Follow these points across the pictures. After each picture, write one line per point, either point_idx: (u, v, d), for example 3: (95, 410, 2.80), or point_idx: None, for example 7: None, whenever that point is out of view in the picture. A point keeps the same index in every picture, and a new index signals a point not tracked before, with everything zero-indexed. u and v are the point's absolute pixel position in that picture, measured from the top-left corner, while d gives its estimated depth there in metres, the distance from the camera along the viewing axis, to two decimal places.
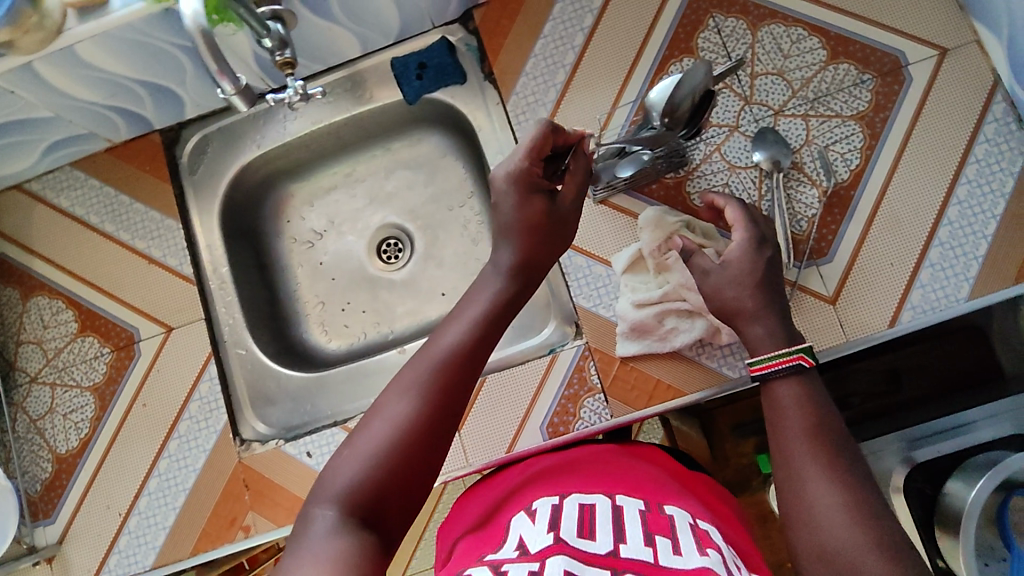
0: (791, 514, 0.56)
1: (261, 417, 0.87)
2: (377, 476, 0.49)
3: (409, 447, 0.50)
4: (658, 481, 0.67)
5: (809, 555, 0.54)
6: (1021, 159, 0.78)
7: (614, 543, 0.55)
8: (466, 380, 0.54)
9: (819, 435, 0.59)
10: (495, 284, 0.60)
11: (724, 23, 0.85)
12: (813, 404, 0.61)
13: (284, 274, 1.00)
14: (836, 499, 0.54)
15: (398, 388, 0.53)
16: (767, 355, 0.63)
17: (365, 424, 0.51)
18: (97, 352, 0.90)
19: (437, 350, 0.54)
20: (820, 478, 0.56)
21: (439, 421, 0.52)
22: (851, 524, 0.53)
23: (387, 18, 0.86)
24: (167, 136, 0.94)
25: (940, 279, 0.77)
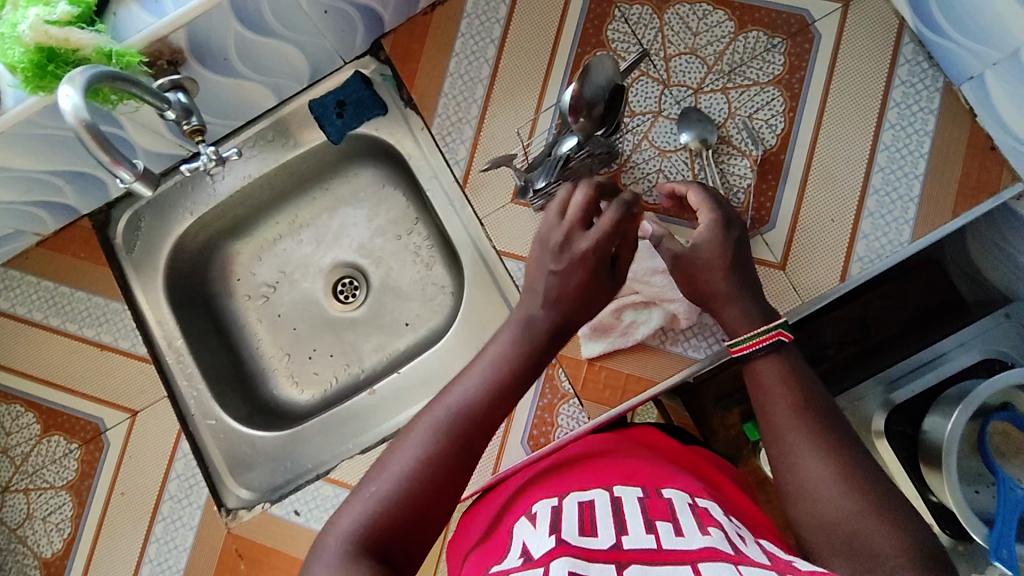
0: (788, 489, 0.58)
1: (243, 483, 0.86)
2: (390, 517, 0.51)
3: (421, 493, 0.52)
4: (658, 469, 0.66)
5: (809, 525, 0.55)
6: (938, 95, 0.80)
7: (616, 535, 0.53)
8: (484, 433, 0.56)
9: (803, 407, 0.60)
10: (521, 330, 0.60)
11: (630, 11, 0.85)
12: (793, 378, 0.62)
13: (242, 334, 0.98)
14: (828, 470, 0.56)
15: (420, 430, 0.55)
16: (747, 335, 0.64)
17: (384, 461, 0.55)
18: (66, 450, 0.88)
19: (459, 398, 0.57)
20: (810, 450, 0.58)
21: (456, 469, 0.54)
22: (846, 491, 0.55)
23: (294, 62, 0.84)
24: (97, 219, 0.92)
25: (881, 226, 0.79)
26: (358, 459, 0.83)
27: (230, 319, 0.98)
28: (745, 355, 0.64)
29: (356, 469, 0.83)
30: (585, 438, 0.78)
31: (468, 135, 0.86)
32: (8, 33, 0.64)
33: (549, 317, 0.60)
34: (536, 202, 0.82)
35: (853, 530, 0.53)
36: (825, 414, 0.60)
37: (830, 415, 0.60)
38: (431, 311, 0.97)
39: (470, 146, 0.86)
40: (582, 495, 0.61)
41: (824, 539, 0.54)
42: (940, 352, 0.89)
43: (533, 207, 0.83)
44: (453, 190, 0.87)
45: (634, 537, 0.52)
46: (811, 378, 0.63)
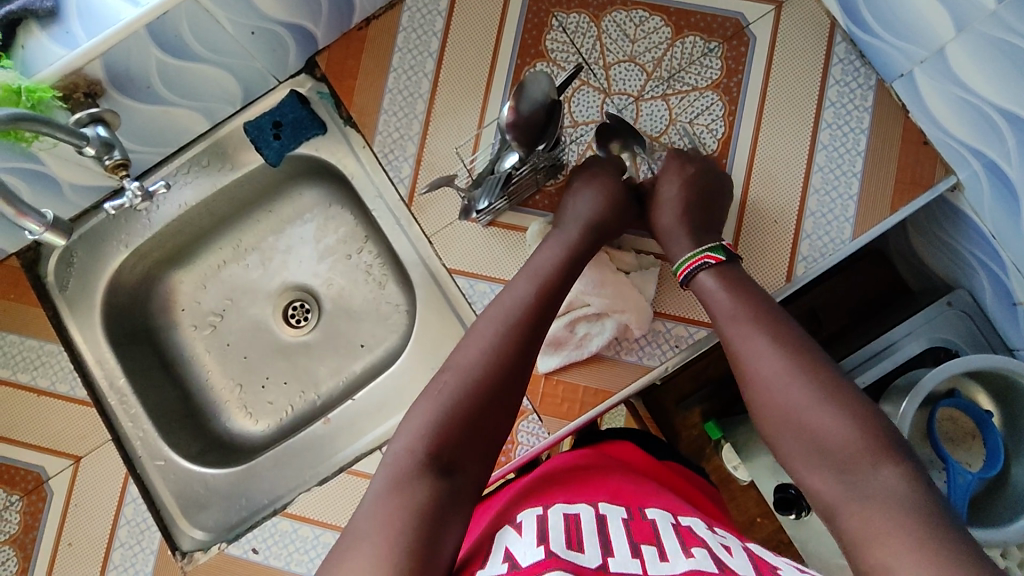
0: (751, 394, 0.63)
1: (197, 523, 0.84)
2: (455, 419, 0.56)
3: (483, 393, 0.58)
4: (639, 489, 0.66)
5: (773, 422, 0.60)
6: (871, 93, 0.81)
7: (603, 556, 0.52)
8: (532, 341, 0.64)
9: (760, 314, 0.66)
10: (545, 262, 0.70)
11: (567, 20, 0.84)
12: (741, 289, 0.69)
13: (190, 367, 0.95)
14: (783, 368, 0.61)
15: (468, 346, 0.62)
16: (686, 257, 0.73)
17: (446, 370, 0.61)
18: (5, 502, 0.83)
19: (500, 317, 0.64)
20: (766, 354, 0.62)
21: (507, 376, 0.60)
22: (799, 384, 0.59)
23: (224, 86, 0.81)
24: (26, 257, 0.87)
25: (823, 225, 0.80)
26: (316, 490, 0.81)
27: (177, 353, 0.95)
28: (687, 276, 0.72)
29: (314, 501, 0.80)
30: (569, 453, 0.77)
31: (411, 152, 0.85)
32: None
33: (580, 239, 0.73)
34: (485, 217, 0.81)
35: (810, 420, 0.58)
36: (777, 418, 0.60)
37: (782, 321, 0.65)
38: (386, 331, 0.95)
39: (413, 163, 0.84)
40: (568, 509, 0.60)
41: (789, 433, 0.59)
42: (891, 341, 0.89)
43: (481, 223, 0.82)
44: (398, 209, 0.85)
45: (620, 561, 0.52)
46: (757, 288, 0.69)
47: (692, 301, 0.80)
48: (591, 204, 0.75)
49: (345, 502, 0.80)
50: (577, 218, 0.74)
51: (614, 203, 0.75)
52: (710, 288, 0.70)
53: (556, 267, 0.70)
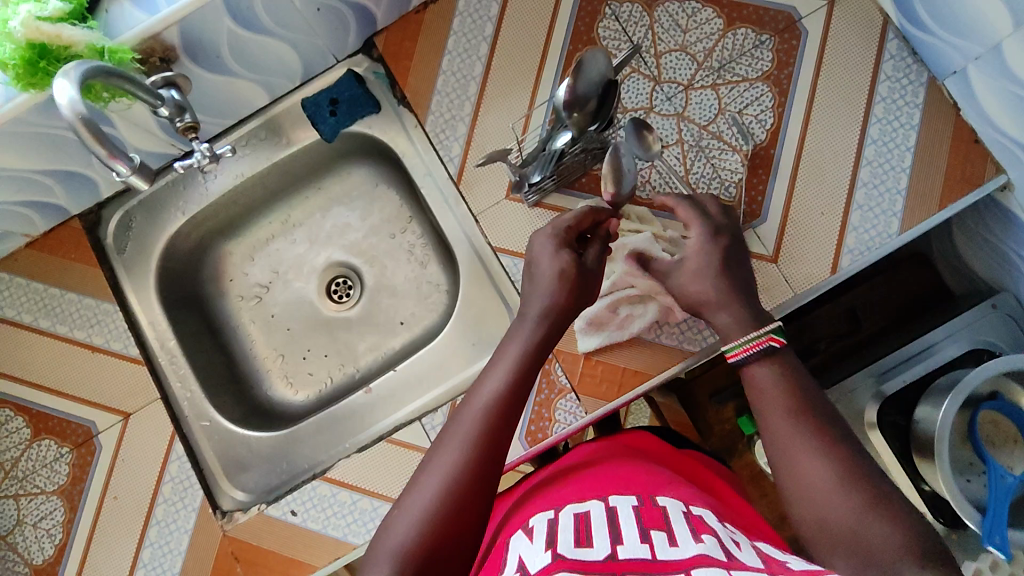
0: (790, 493, 0.56)
1: (239, 485, 0.86)
2: (429, 538, 0.52)
3: (458, 506, 0.54)
4: (652, 478, 0.66)
5: (809, 524, 0.54)
6: (923, 90, 0.81)
7: (611, 546, 0.52)
8: (507, 434, 0.58)
9: (808, 413, 0.59)
10: (527, 329, 0.65)
11: (620, 9, 0.85)
12: (795, 386, 0.60)
13: (236, 335, 0.98)
14: (829, 472, 0.54)
15: (445, 442, 0.58)
16: (740, 340, 0.64)
17: (423, 472, 0.56)
18: (56, 454, 0.86)
19: (476, 403, 0.59)
20: (814, 451, 0.56)
21: (485, 470, 0.55)
22: (848, 492, 0.53)
23: (287, 61, 0.84)
24: (87, 220, 0.91)
25: (870, 218, 0.80)
26: (356, 457, 0.83)
27: (223, 320, 0.98)
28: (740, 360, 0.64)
29: (353, 467, 0.82)
30: (583, 446, 0.79)
31: (461, 133, 0.87)
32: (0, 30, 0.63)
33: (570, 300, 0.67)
34: (531, 196, 0.82)
35: (856, 530, 0.51)
36: (825, 419, 0.58)
37: (829, 415, 0.59)
38: (425, 309, 0.97)
39: (463, 143, 0.86)
40: (579, 507, 0.61)
41: (825, 538, 0.53)
42: (929, 343, 0.89)
43: (526, 203, 0.83)
44: (447, 186, 0.87)
45: (629, 547, 0.52)
46: (808, 378, 0.62)
47: None
48: (560, 269, 0.68)
49: (383, 469, 0.82)
50: (548, 287, 0.67)
51: (586, 271, 0.69)
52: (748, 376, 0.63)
53: (536, 345, 0.64)
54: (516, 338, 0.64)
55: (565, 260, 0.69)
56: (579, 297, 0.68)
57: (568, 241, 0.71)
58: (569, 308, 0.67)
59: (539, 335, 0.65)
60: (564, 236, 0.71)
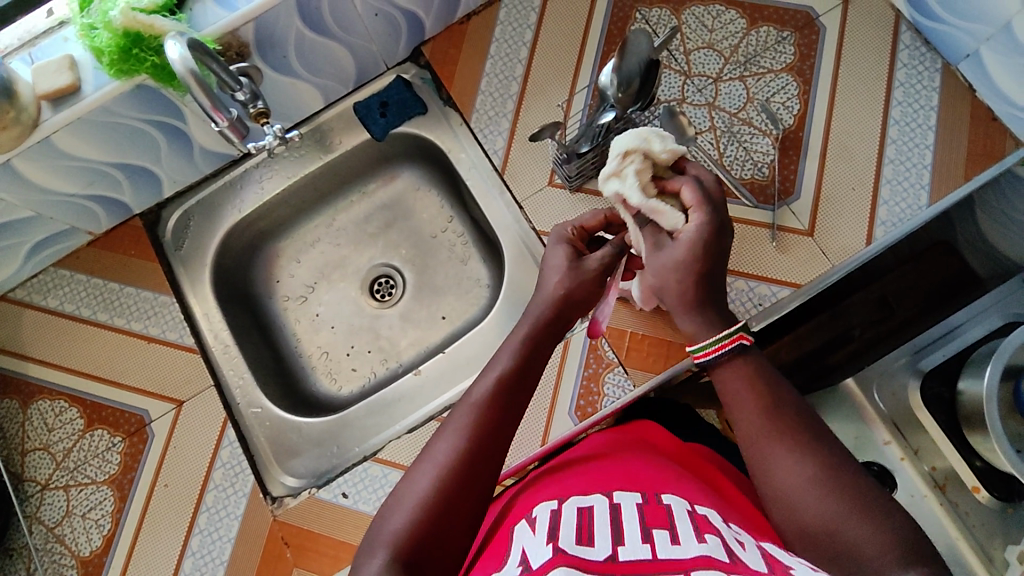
0: (769, 496, 0.56)
1: (289, 470, 0.86)
2: (424, 520, 0.52)
3: (453, 491, 0.53)
4: (657, 473, 0.62)
5: (791, 528, 0.54)
6: (938, 75, 0.87)
7: (612, 547, 0.48)
8: (507, 425, 0.58)
9: (777, 414, 0.57)
10: (528, 323, 0.65)
11: (649, 13, 0.92)
12: (760, 380, 0.59)
13: (283, 333, 1.00)
14: (809, 473, 0.54)
15: (443, 433, 0.57)
16: (705, 342, 0.59)
17: (419, 461, 0.56)
18: (108, 444, 0.87)
19: (476, 395, 0.59)
20: (788, 455, 0.55)
21: (482, 459, 0.55)
22: (819, 496, 0.53)
23: (343, 66, 0.91)
24: (147, 219, 0.96)
25: (899, 192, 0.84)
26: (408, 438, 0.84)
27: (271, 318, 1.01)
28: (708, 362, 0.60)
29: (404, 447, 0.83)
30: (593, 438, 0.75)
31: (505, 127, 0.92)
32: (99, 21, 0.70)
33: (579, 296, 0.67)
34: (574, 181, 0.87)
35: (833, 535, 0.51)
36: (796, 409, 0.58)
37: (803, 412, 0.58)
38: (466, 304, 1.00)
39: (507, 136, 0.91)
40: (582, 501, 0.56)
41: (806, 543, 0.53)
42: (952, 326, 0.86)
43: (568, 187, 0.88)
44: (491, 177, 0.91)
45: (629, 548, 0.48)
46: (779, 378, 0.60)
47: (769, 262, 0.84)
48: (560, 260, 0.69)
49: None
50: (553, 279, 0.68)
51: (584, 268, 0.68)
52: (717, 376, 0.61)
53: (537, 339, 0.65)
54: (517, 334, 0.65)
55: (563, 253, 0.69)
56: (583, 296, 0.68)
57: (576, 242, 0.71)
58: (575, 301, 0.67)
59: (542, 329, 0.65)
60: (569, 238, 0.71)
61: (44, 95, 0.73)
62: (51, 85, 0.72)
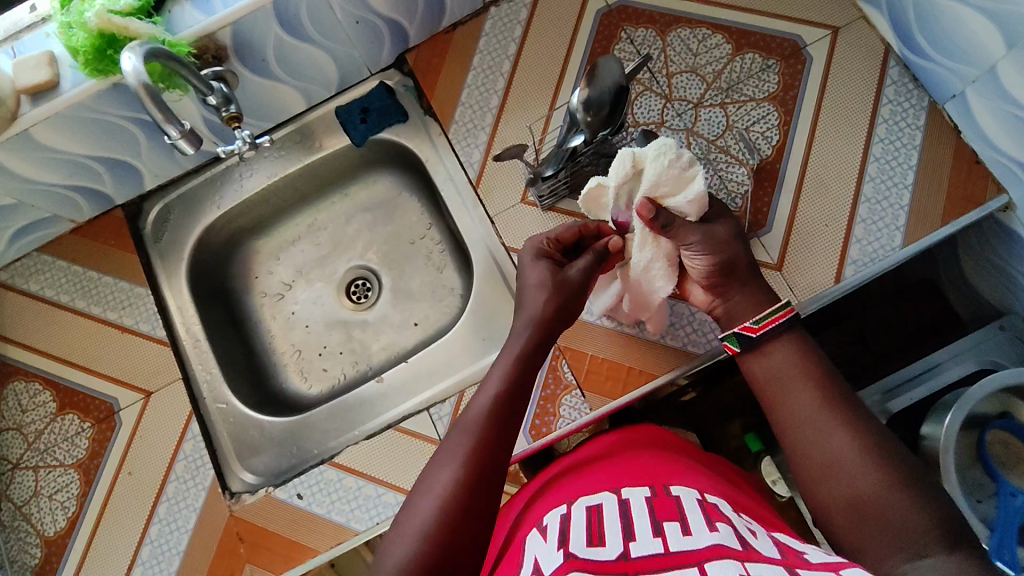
0: (815, 471, 0.58)
1: (248, 467, 0.89)
2: (427, 554, 0.51)
3: (456, 522, 0.53)
4: (666, 465, 0.60)
5: (838, 503, 0.55)
6: (924, 113, 0.85)
7: (623, 543, 0.47)
8: (502, 446, 0.58)
9: (826, 393, 0.61)
10: (519, 342, 0.65)
11: (635, 33, 0.92)
12: (808, 362, 0.63)
13: (257, 329, 1.02)
14: (855, 447, 0.57)
15: (439, 462, 0.57)
16: (765, 313, 0.66)
17: (418, 493, 0.56)
18: (78, 429, 0.90)
19: (468, 419, 0.59)
20: (836, 430, 0.58)
21: (480, 483, 0.55)
22: (876, 466, 0.55)
23: (326, 71, 0.91)
24: (129, 210, 0.98)
25: (873, 232, 0.83)
26: (364, 444, 0.85)
27: (247, 314, 1.02)
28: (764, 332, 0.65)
29: (360, 453, 0.85)
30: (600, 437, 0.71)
31: (482, 140, 0.92)
32: (76, 20, 0.71)
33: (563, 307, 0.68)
34: (546, 200, 0.87)
35: (883, 506, 0.53)
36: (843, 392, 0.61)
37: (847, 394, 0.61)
38: (439, 312, 0.99)
39: (483, 150, 0.92)
40: (590, 500, 0.54)
41: (852, 515, 0.54)
42: (933, 364, 0.87)
43: (540, 206, 0.88)
44: (466, 190, 0.92)
45: (641, 543, 0.46)
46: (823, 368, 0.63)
47: None
48: (540, 278, 0.69)
49: (389, 456, 0.84)
50: (533, 297, 0.68)
51: (567, 278, 0.69)
52: (756, 362, 0.65)
53: (526, 357, 0.64)
54: (506, 355, 0.64)
55: (543, 270, 0.70)
56: (564, 307, 0.68)
57: (551, 254, 0.73)
58: (556, 317, 0.67)
59: (536, 348, 0.65)
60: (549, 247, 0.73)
61: (24, 90, 0.74)
62: (30, 81, 0.74)
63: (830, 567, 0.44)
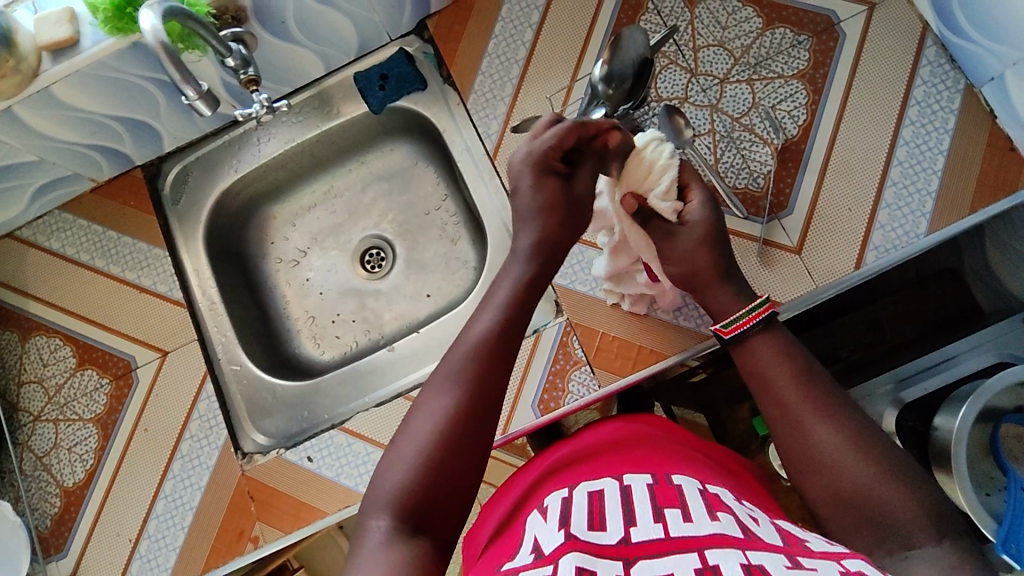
0: (799, 465, 0.57)
1: (260, 429, 0.90)
2: (425, 475, 0.51)
3: (449, 444, 0.53)
4: (668, 456, 0.59)
5: (826, 498, 0.54)
6: (959, 96, 0.82)
7: (625, 527, 0.47)
8: (499, 371, 0.57)
9: (808, 385, 0.59)
10: (519, 268, 0.65)
11: (662, 4, 0.89)
12: (790, 351, 0.62)
13: (272, 294, 1.02)
14: (841, 439, 0.55)
15: (435, 385, 0.56)
16: (737, 316, 0.65)
17: (414, 413, 0.56)
18: (96, 384, 0.92)
19: (467, 342, 0.58)
20: (820, 421, 0.57)
21: (477, 408, 0.55)
22: (862, 456, 0.54)
23: (346, 35, 0.90)
24: (148, 171, 0.98)
25: (898, 218, 0.81)
26: (374, 412, 0.86)
27: (262, 279, 1.03)
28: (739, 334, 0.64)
29: (371, 420, 0.86)
30: (602, 424, 0.70)
31: (501, 111, 0.91)
32: None
33: (563, 228, 0.68)
34: None
35: (873, 498, 0.52)
36: (825, 383, 0.59)
37: (833, 387, 0.59)
38: (452, 284, 0.99)
39: (502, 121, 0.90)
40: (592, 484, 0.54)
41: (841, 511, 0.53)
42: (950, 354, 0.82)
43: None
44: (483, 161, 0.91)
45: (642, 528, 0.47)
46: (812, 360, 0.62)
47: (752, 276, 0.81)
48: (544, 201, 0.68)
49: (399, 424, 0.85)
50: (532, 221, 0.68)
51: (574, 198, 0.70)
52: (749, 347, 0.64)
53: (527, 281, 0.64)
54: (506, 279, 0.64)
55: (549, 187, 0.69)
56: (567, 222, 0.69)
57: (552, 163, 0.70)
58: (550, 248, 0.67)
59: (535, 275, 0.65)
60: (559, 140, 0.69)
61: (45, 47, 0.74)
62: (50, 37, 0.74)
63: (831, 556, 0.44)
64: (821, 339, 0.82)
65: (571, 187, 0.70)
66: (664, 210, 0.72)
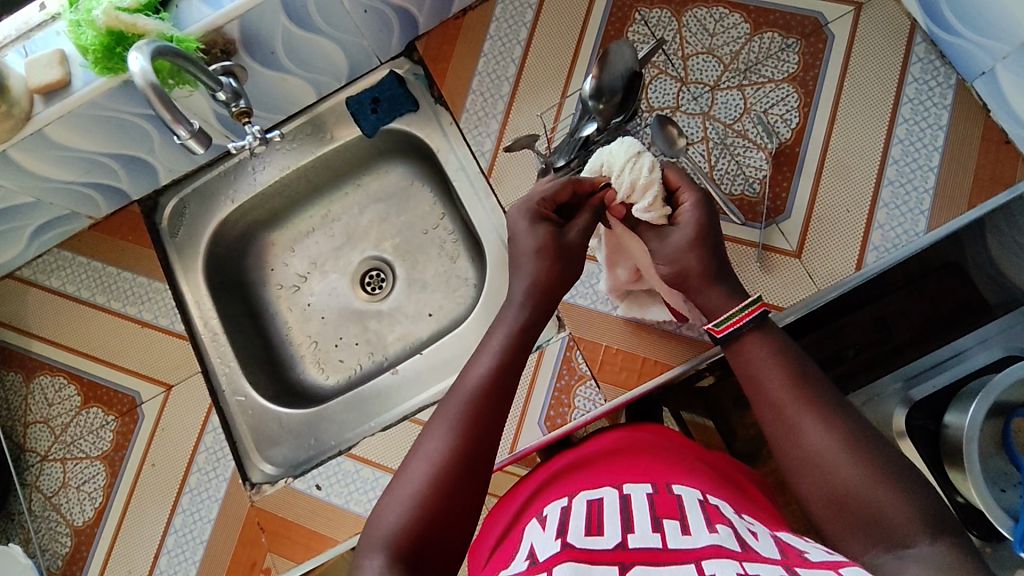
0: (793, 465, 0.56)
1: (268, 458, 0.90)
2: (422, 517, 0.50)
3: (447, 486, 0.52)
4: (670, 464, 0.59)
5: (820, 499, 0.53)
6: (950, 92, 0.82)
7: (622, 534, 0.46)
8: (498, 414, 0.56)
9: (801, 385, 0.58)
10: (515, 310, 0.63)
11: (649, 15, 0.90)
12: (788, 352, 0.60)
13: (274, 321, 1.02)
14: (834, 439, 0.54)
15: (435, 426, 0.55)
16: (727, 315, 0.63)
17: (413, 456, 0.54)
18: (102, 422, 0.91)
19: (467, 384, 0.57)
20: (813, 422, 0.56)
21: (475, 450, 0.54)
22: (853, 459, 0.53)
23: (335, 61, 0.91)
24: (145, 205, 0.99)
25: (896, 217, 0.80)
26: (381, 437, 0.86)
27: (263, 306, 1.02)
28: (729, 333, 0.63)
29: (378, 444, 0.86)
30: (605, 434, 0.69)
31: (494, 128, 0.91)
32: (84, 18, 0.71)
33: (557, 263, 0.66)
34: None
35: (864, 501, 0.51)
36: (822, 387, 0.58)
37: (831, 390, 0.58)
38: (453, 302, 0.99)
39: (495, 138, 0.91)
40: (591, 493, 0.54)
41: (837, 514, 0.52)
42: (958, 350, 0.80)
43: None
44: (478, 179, 0.91)
45: (640, 536, 0.46)
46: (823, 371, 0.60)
47: (753, 282, 0.81)
48: (539, 243, 0.66)
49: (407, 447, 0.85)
50: (527, 266, 0.66)
51: (568, 246, 0.67)
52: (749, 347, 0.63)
53: (526, 325, 0.62)
54: (503, 321, 0.62)
55: (542, 234, 0.67)
56: (563, 275, 0.66)
57: (546, 213, 0.69)
58: (549, 291, 0.65)
59: (532, 317, 0.63)
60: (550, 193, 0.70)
61: (37, 89, 0.75)
62: (42, 80, 0.74)
63: (831, 566, 0.43)
64: (826, 340, 0.79)
65: (566, 235, 0.68)
66: (652, 219, 0.71)
